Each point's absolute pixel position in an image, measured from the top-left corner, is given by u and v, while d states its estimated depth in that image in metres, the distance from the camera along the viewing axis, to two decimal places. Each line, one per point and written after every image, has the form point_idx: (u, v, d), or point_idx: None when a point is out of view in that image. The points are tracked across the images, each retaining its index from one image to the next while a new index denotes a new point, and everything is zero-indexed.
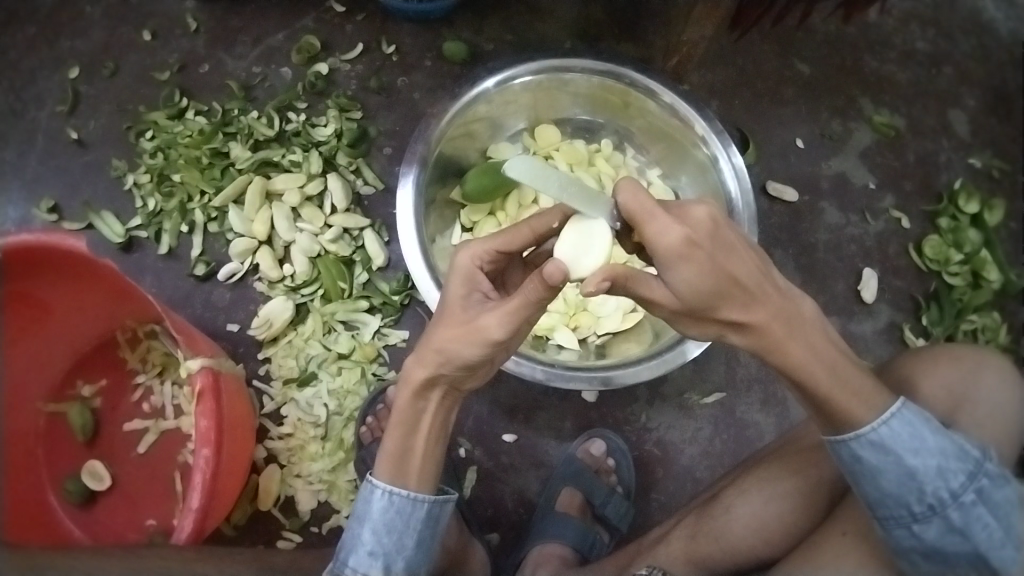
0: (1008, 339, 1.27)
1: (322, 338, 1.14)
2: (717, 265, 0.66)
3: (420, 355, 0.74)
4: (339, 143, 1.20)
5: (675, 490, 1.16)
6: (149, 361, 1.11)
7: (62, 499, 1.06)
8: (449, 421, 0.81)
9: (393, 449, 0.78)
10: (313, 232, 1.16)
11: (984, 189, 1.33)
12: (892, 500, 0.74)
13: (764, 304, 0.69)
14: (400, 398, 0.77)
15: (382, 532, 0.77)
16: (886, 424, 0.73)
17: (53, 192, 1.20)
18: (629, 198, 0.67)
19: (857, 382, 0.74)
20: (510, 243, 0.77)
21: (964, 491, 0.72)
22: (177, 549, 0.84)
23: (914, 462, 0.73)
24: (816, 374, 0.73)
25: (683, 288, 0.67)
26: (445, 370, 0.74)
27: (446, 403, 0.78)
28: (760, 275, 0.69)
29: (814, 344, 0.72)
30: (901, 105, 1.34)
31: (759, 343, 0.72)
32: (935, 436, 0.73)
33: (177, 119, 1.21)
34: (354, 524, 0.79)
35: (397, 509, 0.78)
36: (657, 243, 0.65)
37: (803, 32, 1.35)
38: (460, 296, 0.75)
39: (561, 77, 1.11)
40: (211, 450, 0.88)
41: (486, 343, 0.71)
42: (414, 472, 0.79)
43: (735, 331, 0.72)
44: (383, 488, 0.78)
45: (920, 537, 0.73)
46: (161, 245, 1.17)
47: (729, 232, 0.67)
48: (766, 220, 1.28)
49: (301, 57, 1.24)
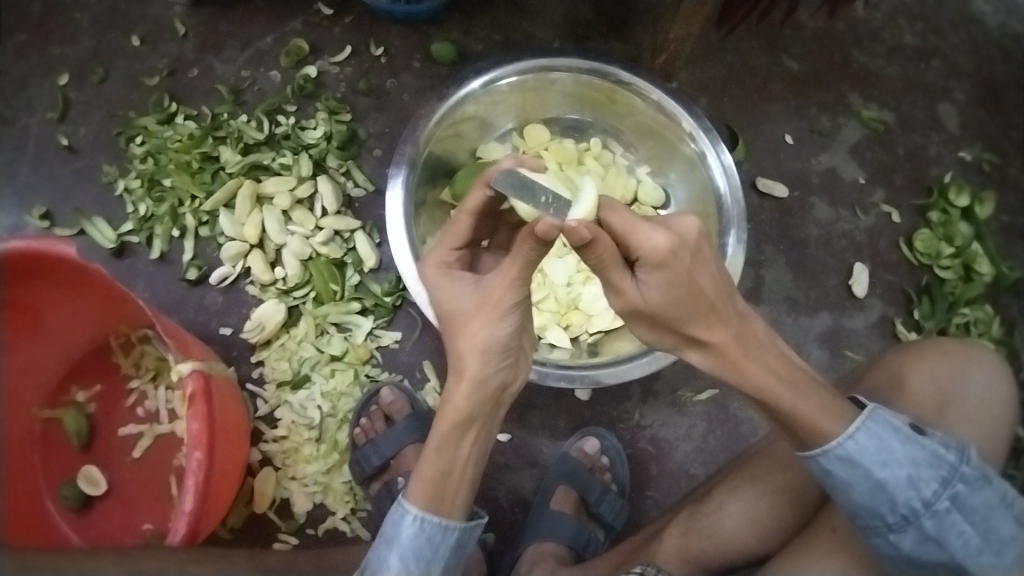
0: (1001, 331, 1.26)
1: (315, 341, 1.14)
2: (695, 276, 0.69)
3: (456, 372, 0.75)
4: (329, 146, 1.20)
5: (669, 488, 1.16)
6: (143, 366, 1.11)
7: (59, 505, 1.06)
8: (488, 440, 0.80)
9: (429, 472, 0.76)
10: (305, 234, 1.16)
11: (974, 182, 1.34)
12: (866, 511, 0.74)
13: (724, 322, 0.72)
14: (438, 425, 0.76)
15: (412, 559, 0.74)
16: (851, 438, 0.74)
17: (44, 199, 1.20)
18: (619, 218, 0.69)
19: (817, 394, 0.75)
20: (458, 237, 0.81)
21: (936, 499, 0.73)
22: (172, 551, 0.84)
23: (882, 474, 0.73)
24: (775, 390, 0.74)
25: (653, 298, 0.70)
26: (488, 363, 0.74)
27: (484, 420, 0.77)
28: (726, 293, 0.72)
29: (770, 366, 0.74)
30: (890, 100, 1.35)
31: (718, 360, 0.74)
32: (904, 445, 0.73)
33: (166, 124, 1.21)
34: (381, 545, 0.76)
35: (427, 536, 0.75)
36: (642, 250, 0.68)
37: (791, 28, 1.35)
38: (450, 290, 0.78)
39: (547, 76, 1.11)
40: (202, 453, 0.88)
41: (502, 310, 0.73)
42: (450, 497, 0.76)
43: (692, 344, 0.75)
44: (416, 515, 0.74)
45: (897, 546, 0.74)
46: (152, 250, 1.17)
47: (706, 248, 0.71)
48: (756, 216, 1.28)
49: (289, 60, 1.24)
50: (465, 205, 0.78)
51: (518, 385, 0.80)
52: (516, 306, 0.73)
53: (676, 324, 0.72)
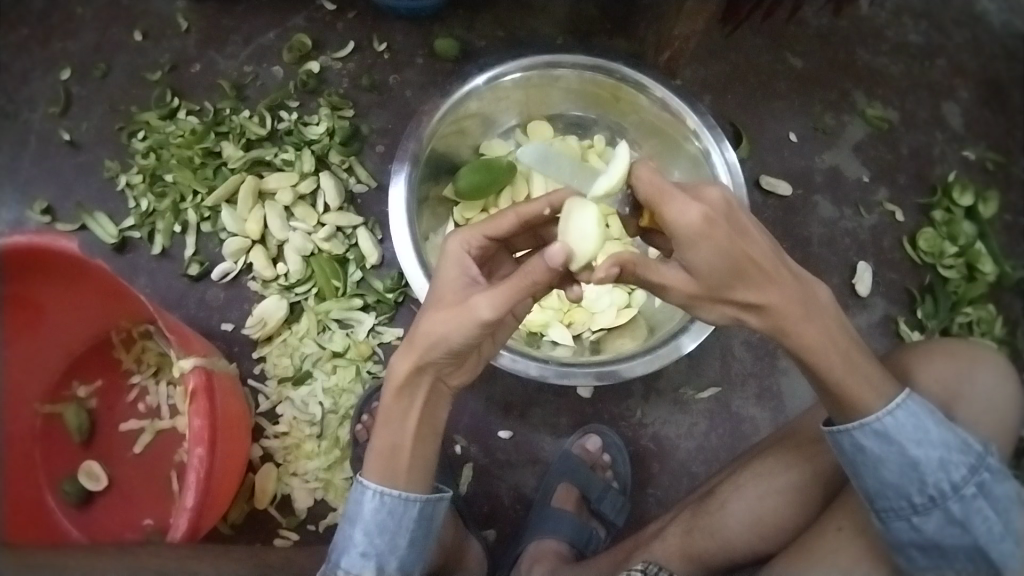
0: (1004, 331, 1.27)
1: (317, 337, 1.14)
2: (735, 242, 0.70)
3: (406, 348, 0.74)
4: (332, 141, 1.20)
5: (671, 486, 1.16)
6: (145, 361, 1.11)
7: (59, 500, 1.06)
8: (438, 419, 0.79)
9: (381, 445, 0.77)
10: (306, 230, 1.16)
11: (978, 181, 1.33)
12: (893, 490, 0.75)
13: (776, 284, 0.73)
14: (385, 396, 0.76)
15: (375, 533, 0.77)
16: (891, 414, 0.75)
17: (46, 193, 1.20)
18: (647, 185, 0.71)
19: (868, 368, 0.76)
20: (496, 229, 0.79)
21: (965, 483, 0.73)
22: (172, 548, 0.84)
23: (916, 453, 0.74)
24: (828, 358, 0.75)
25: (699, 268, 0.72)
26: (432, 356, 0.73)
27: (433, 399, 0.77)
28: (775, 257, 0.73)
29: (828, 332, 0.75)
30: (895, 98, 1.34)
31: (772, 324, 0.75)
32: (939, 427, 0.74)
33: (169, 119, 1.21)
34: (346, 526, 0.78)
35: (389, 509, 0.76)
36: (676, 223, 0.70)
37: (795, 25, 1.35)
38: (450, 279, 0.75)
39: (552, 73, 1.11)
40: (204, 449, 0.88)
41: (475, 325, 0.70)
42: (404, 471, 0.77)
43: (751, 313, 0.75)
44: (375, 489, 0.76)
45: (919, 529, 0.74)
46: (154, 246, 1.17)
47: (742, 214, 0.72)
48: (759, 214, 1.28)
49: (292, 56, 1.23)
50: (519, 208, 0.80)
51: (463, 380, 0.79)
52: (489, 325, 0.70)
53: (721, 292, 0.73)
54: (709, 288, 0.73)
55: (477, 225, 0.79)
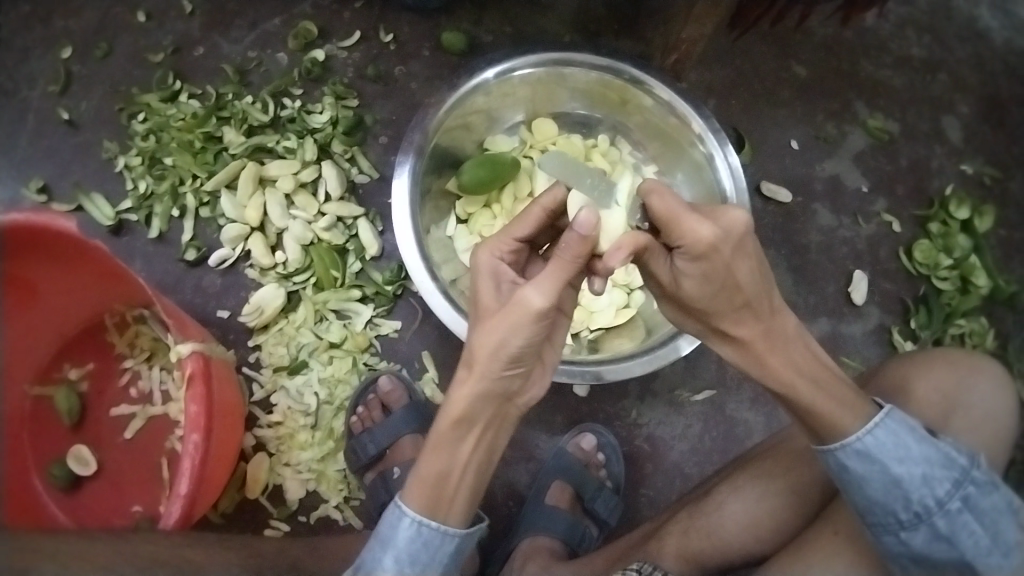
0: (996, 344, 1.27)
1: (313, 327, 1.13)
2: (733, 267, 0.71)
3: (467, 367, 0.70)
4: (335, 131, 1.19)
5: (663, 487, 1.16)
6: (138, 346, 1.09)
7: (47, 484, 1.04)
8: (495, 449, 0.74)
9: (426, 472, 0.72)
10: (306, 219, 1.15)
11: (975, 195, 1.35)
12: (879, 508, 0.75)
13: (755, 319, 0.75)
14: (439, 424, 0.72)
15: (407, 562, 0.72)
16: (870, 433, 0.75)
17: (42, 172, 1.18)
18: (660, 205, 0.71)
19: (839, 391, 0.77)
20: (521, 228, 0.78)
21: (949, 498, 0.74)
22: (165, 535, 0.82)
23: (899, 471, 0.74)
24: (796, 385, 0.76)
25: (692, 288, 0.74)
26: (495, 370, 0.69)
27: (491, 424, 0.73)
28: (760, 289, 0.74)
29: (793, 361, 0.77)
30: (896, 110, 1.35)
31: (747, 357, 0.78)
32: (920, 444, 0.74)
33: (170, 102, 1.20)
34: (375, 547, 0.73)
35: (424, 540, 0.72)
36: (684, 243, 0.71)
37: (801, 34, 1.35)
38: (488, 289, 0.73)
39: (560, 71, 1.11)
40: (200, 436, 0.87)
41: (527, 314, 0.67)
42: (446, 501, 0.72)
43: (722, 337, 0.79)
44: (413, 518, 0.71)
45: (907, 544, 0.75)
46: (151, 229, 1.16)
47: (750, 241, 0.73)
48: (759, 220, 1.28)
49: (297, 43, 1.22)
50: (540, 198, 0.77)
51: (530, 398, 0.74)
52: (543, 314, 0.67)
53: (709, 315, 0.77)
54: (694, 305, 0.77)
55: (503, 228, 0.79)
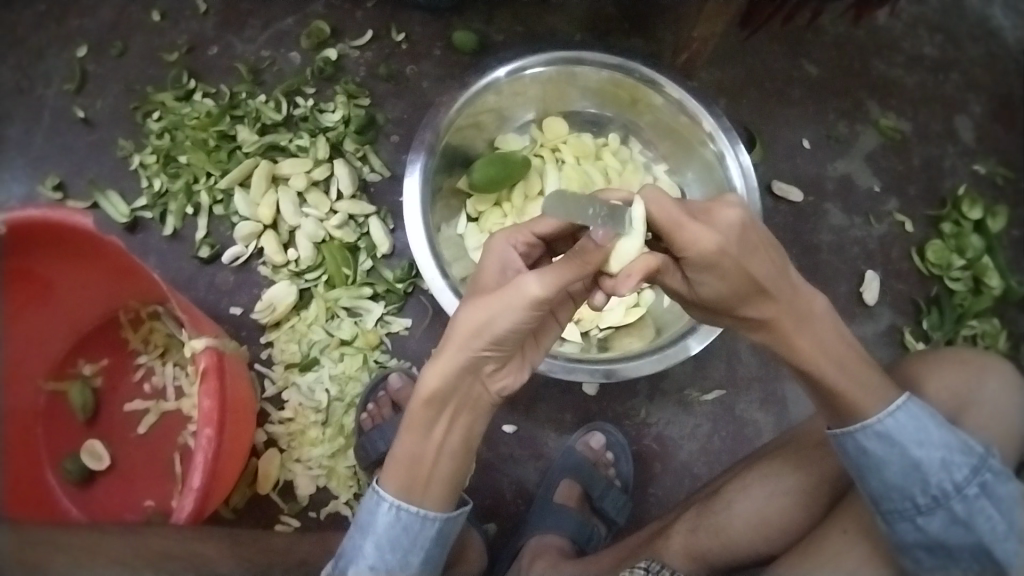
0: (1008, 346, 1.27)
1: (325, 324, 1.14)
2: (745, 266, 0.71)
3: (447, 342, 0.71)
4: (347, 129, 1.19)
5: (672, 486, 1.16)
6: (151, 342, 1.10)
7: (61, 478, 1.06)
8: (473, 437, 0.76)
9: (403, 455, 0.75)
10: (319, 217, 1.16)
11: (987, 196, 1.34)
12: (897, 492, 0.75)
13: (774, 301, 0.75)
14: (413, 403, 0.74)
15: (387, 548, 0.76)
16: (891, 416, 0.76)
17: (58, 170, 1.20)
18: (659, 212, 0.70)
19: (864, 374, 0.78)
20: (535, 228, 0.76)
21: (967, 484, 0.74)
22: (177, 530, 0.84)
23: (918, 454, 0.74)
24: (822, 366, 0.77)
25: (709, 291, 0.75)
26: (476, 350, 0.70)
27: (467, 411, 0.75)
28: (776, 278, 0.74)
29: (821, 340, 0.77)
30: (908, 110, 1.35)
31: (773, 339, 0.78)
32: (941, 429, 0.75)
33: (184, 100, 1.21)
34: (355, 533, 0.77)
35: (404, 525, 0.76)
36: (689, 250, 0.70)
37: (813, 33, 1.35)
38: (490, 277, 0.75)
39: (571, 70, 1.11)
40: (213, 430, 0.88)
41: (525, 302, 0.67)
42: (421, 485, 0.76)
43: (750, 326, 0.79)
44: (391, 503, 0.75)
45: (924, 530, 0.75)
46: (165, 227, 1.17)
47: (753, 235, 0.72)
48: (770, 219, 1.28)
49: (310, 42, 1.23)
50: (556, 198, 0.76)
51: (510, 386, 0.76)
52: (538, 303, 0.67)
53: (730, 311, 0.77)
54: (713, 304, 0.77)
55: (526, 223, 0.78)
